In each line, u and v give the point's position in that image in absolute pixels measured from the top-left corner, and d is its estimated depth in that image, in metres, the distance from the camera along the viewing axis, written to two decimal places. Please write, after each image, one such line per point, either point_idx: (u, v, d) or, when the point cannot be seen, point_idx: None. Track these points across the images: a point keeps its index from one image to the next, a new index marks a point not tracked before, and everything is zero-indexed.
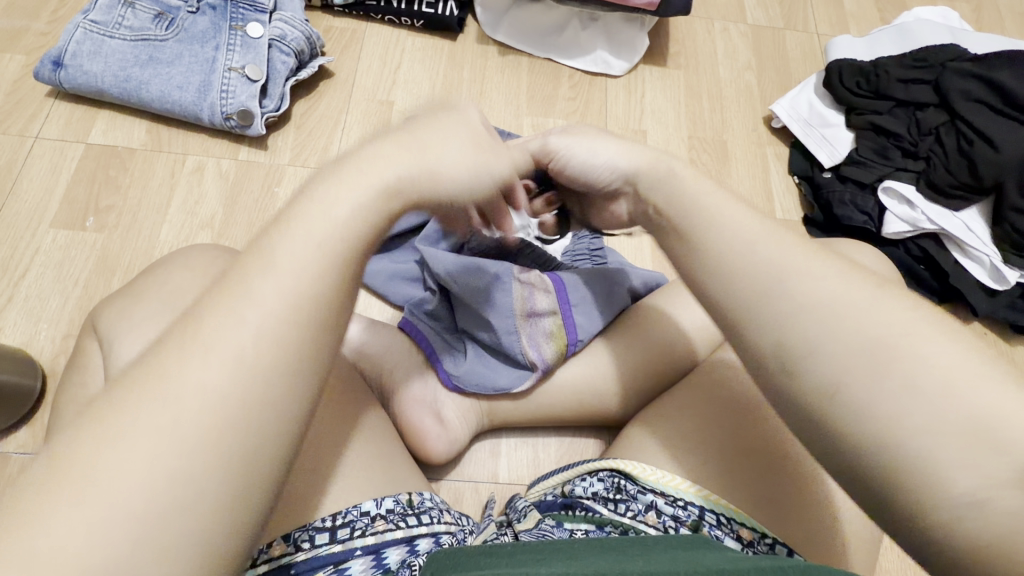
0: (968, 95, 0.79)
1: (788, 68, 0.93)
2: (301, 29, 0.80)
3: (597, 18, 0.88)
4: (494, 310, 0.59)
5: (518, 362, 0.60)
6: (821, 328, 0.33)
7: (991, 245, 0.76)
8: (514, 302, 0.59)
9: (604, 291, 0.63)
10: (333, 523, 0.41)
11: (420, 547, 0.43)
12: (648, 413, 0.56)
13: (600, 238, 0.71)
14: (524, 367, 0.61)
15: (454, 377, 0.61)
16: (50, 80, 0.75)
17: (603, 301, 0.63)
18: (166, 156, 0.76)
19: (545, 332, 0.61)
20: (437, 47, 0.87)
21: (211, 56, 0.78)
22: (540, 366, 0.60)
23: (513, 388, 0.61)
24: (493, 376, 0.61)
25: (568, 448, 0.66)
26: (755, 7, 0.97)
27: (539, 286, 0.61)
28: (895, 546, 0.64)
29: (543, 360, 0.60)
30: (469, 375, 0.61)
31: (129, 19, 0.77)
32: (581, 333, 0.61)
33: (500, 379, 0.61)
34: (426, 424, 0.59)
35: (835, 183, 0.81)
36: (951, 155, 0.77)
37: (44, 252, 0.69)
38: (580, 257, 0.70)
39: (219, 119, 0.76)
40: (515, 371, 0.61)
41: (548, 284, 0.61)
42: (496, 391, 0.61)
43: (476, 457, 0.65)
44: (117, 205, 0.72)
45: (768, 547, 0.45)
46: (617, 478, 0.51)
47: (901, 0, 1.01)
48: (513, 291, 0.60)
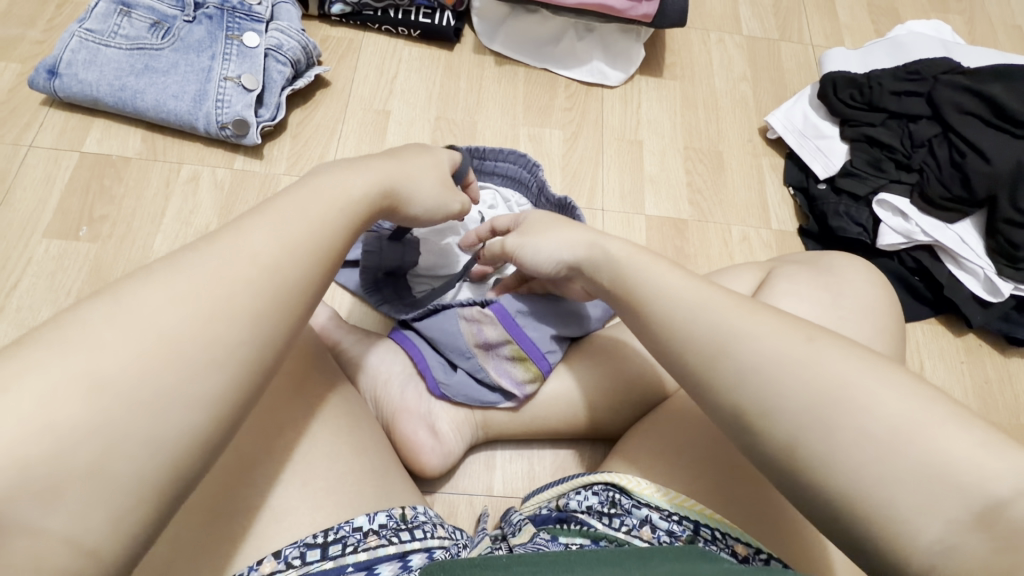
0: (960, 108, 0.79)
1: (783, 79, 0.93)
2: (297, 39, 0.80)
3: (593, 29, 0.88)
4: (451, 347, 0.61)
5: (495, 388, 0.61)
6: (785, 382, 0.36)
7: (984, 257, 0.76)
8: (465, 339, 0.61)
9: (561, 315, 0.63)
10: (324, 539, 0.41)
11: (413, 563, 0.42)
12: (644, 428, 0.56)
13: None
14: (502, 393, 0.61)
15: (442, 386, 0.61)
16: (45, 89, 0.75)
17: (563, 325, 0.63)
18: (162, 165, 0.75)
19: (509, 355, 0.61)
20: (434, 57, 0.87)
21: (207, 65, 0.78)
22: (517, 393, 0.60)
23: (498, 403, 0.61)
24: (479, 390, 0.61)
25: (563, 460, 0.66)
26: (750, 18, 0.98)
27: (484, 318, 0.62)
28: None
29: (517, 385, 0.60)
30: (458, 386, 0.61)
31: (125, 27, 0.77)
32: (544, 349, 0.61)
33: (484, 402, 0.61)
34: (420, 436, 0.59)
35: (830, 195, 0.81)
36: (944, 168, 0.78)
37: (36, 262, 0.68)
38: None
39: (215, 128, 0.76)
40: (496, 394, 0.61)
41: (493, 316, 0.61)
42: (484, 403, 0.61)
43: (470, 470, 0.65)
44: (111, 215, 0.72)
45: (763, 562, 0.44)
46: (612, 491, 0.50)
47: (895, 12, 1.02)
48: (461, 330, 0.61)
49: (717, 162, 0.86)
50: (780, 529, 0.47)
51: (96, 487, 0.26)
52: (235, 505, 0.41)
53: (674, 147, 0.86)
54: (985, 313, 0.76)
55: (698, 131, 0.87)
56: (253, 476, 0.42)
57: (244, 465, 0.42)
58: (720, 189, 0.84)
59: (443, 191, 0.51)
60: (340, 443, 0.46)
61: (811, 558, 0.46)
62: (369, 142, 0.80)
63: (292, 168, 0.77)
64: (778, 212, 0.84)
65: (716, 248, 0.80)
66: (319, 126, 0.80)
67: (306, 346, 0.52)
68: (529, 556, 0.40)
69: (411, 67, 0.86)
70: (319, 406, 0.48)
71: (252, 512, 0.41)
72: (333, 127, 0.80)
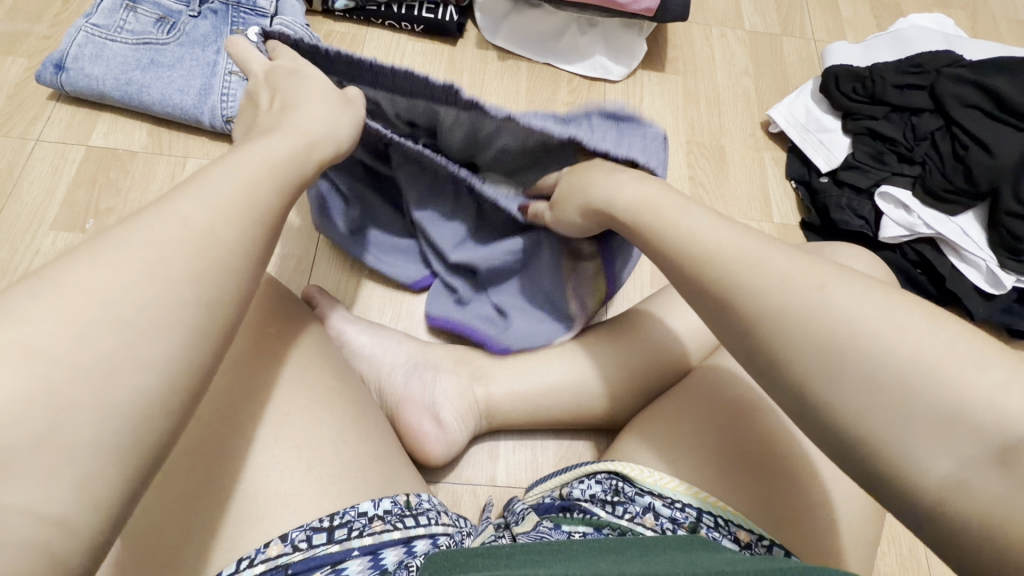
0: (962, 100, 0.80)
1: (785, 73, 0.94)
2: (302, 33, 0.80)
3: (595, 23, 0.88)
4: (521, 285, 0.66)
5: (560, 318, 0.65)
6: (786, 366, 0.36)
7: (986, 249, 0.77)
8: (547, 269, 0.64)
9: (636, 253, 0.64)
10: (330, 523, 0.41)
11: (417, 548, 0.43)
12: (648, 414, 0.57)
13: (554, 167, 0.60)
14: (568, 321, 0.65)
15: (503, 340, 0.65)
16: (52, 84, 0.76)
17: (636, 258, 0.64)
18: (167, 159, 0.76)
19: (589, 281, 0.64)
20: (437, 52, 0.88)
21: (212, 60, 0.78)
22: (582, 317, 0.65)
23: (562, 336, 0.65)
24: (541, 330, 0.65)
25: (566, 450, 0.66)
26: (752, 13, 0.98)
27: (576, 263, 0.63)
28: (891, 551, 0.65)
29: (585, 309, 0.65)
30: (518, 334, 0.65)
31: (130, 23, 0.78)
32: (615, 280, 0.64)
33: (552, 335, 0.65)
34: (424, 425, 0.59)
35: (832, 188, 0.81)
36: (946, 160, 0.78)
37: (44, 254, 0.69)
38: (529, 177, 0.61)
39: (220, 122, 0.76)
40: (559, 324, 0.66)
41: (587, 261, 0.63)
42: (545, 343, 0.65)
43: (474, 460, 0.65)
44: (117, 208, 0.72)
45: (765, 549, 0.45)
46: (615, 480, 0.51)
47: (897, 7, 1.02)
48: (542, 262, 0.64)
49: (720, 156, 0.86)
50: (787, 513, 0.47)
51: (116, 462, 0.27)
52: (243, 490, 0.42)
53: (677, 141, 0.86)
54: (987, 305, 0.76)
55: (699, 125, 0.88)
56: (260, 461, 0.43)
57: (252, 450, 0.43)
58: (723, 182, 0.84)
59: (331, 108, 0.47)
60: (347, 429, 0.47)
61: (812, 544, 0.47)
62: None
63: None
64: (780, 205, 0.84)
65: None
66: None
67: (299, 335, 0.52)
68: (530, 543, 0.41)
69: (415, 62, 0.86)
70: (325, 392, 0.48)
71: (260, 497, 0.42)
72: None
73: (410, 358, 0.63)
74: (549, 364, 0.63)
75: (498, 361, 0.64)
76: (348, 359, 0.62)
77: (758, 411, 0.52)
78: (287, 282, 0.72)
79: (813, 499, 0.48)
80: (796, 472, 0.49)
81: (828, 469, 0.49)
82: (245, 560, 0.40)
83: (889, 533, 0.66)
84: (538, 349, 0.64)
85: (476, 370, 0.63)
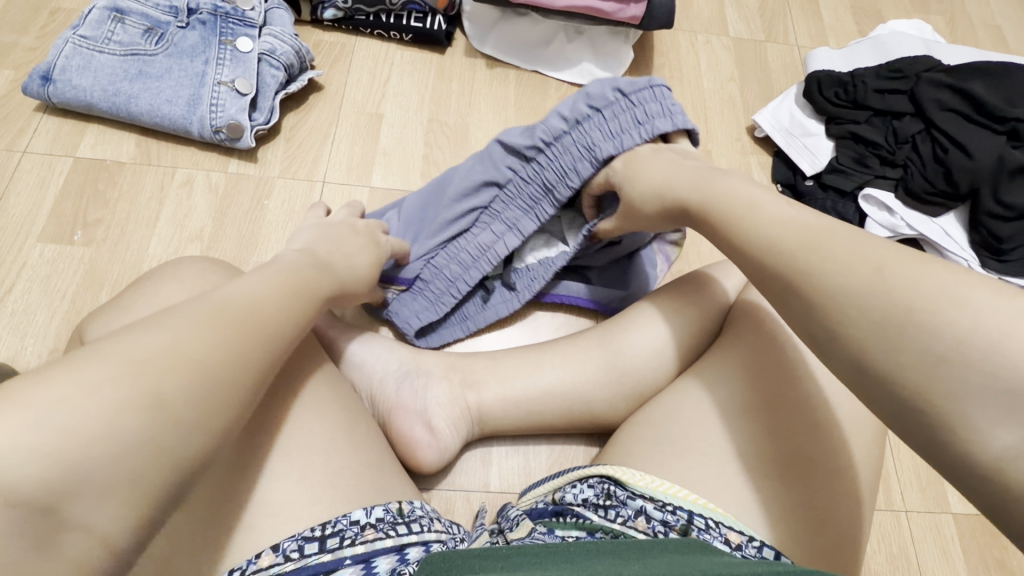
0: (941, 104, 0.82)
1: (770, 79, 0.95)
2: (291, 43, 0.81)
3: (582, 31, 0.89)
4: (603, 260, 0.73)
5: (645, 273, 0.73)
6: None
7: (968, 250, 0.78)
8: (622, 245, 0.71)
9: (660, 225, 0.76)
10: (322, 532, 0.41)
11: (409, 555, 0.43)
12: (640, 418, 0.57)
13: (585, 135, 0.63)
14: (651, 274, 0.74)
15: (605, 303, 0.74)
16: (38, 95, 0.75)
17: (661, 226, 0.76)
18: (156, 169, 0.76)
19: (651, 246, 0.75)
20: (426, 61, 0.88)
21: (201, 70, 0.78)
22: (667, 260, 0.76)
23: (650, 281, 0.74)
24: (631, 284, 0.73)
25: (558, 455, 0.67)
26: (736, 19, 0.99)
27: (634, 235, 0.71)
28: (882, 549, 0.66)
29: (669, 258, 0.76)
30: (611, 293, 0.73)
31: (118, 34, 0.78)
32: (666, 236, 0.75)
33: (647, 273, 0.74)
34: (416, 433, 0.59)
35: (817, 191, 0.83)
36: (928, 163, 0.80)
37: (31, 266, 0.68)
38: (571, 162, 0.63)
39: (209, 132, 0.76)
40: (645, 275, 0.73)
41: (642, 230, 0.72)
42: (637, 292, 0.73)
43: (467, 466, 0.65)
44: (106, 219, 0.72)
45: (757, 550, 0.45)
46: (607, 484, 0.51)
47: (877, 13, 1.04)
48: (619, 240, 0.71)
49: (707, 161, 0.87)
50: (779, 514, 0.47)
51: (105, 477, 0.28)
52: (232, 501, 0.42)
53: None
54: None
55: None
56: (250, 470, 0.43)
57: (242, 459, 0.43)
58: None
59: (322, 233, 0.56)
60: (338, 437, 0.47)
61: (803, 543, 0.47)
62: (362, 145, 0.81)
63: (286, 171, 0.78)
64: None
65: (706, 244, 0.82)
66: (312, 130, 0.81)
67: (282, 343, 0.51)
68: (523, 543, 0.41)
69: (404, 71, 0.87)
70: (316, 401, 0.48)
71: (250, 507, 0.42)
72: (327, 131, 0.81)
73: (404, 363, 0.63)
74: (541, 369, 0.63)
75: (490, 367, 0.64)
76: (342, 369, 0.62)
77: (749, 412, 0.52)
78: None
79: (809, 497, 0.48)
80: (791, 471, 0.49)
81: (821, 469, 0.49)
82: (237, 571, 0.39)
83: (879, 532, 0.67)
84: (530, 354, 0.64)
85: (468, 376, 0.63)
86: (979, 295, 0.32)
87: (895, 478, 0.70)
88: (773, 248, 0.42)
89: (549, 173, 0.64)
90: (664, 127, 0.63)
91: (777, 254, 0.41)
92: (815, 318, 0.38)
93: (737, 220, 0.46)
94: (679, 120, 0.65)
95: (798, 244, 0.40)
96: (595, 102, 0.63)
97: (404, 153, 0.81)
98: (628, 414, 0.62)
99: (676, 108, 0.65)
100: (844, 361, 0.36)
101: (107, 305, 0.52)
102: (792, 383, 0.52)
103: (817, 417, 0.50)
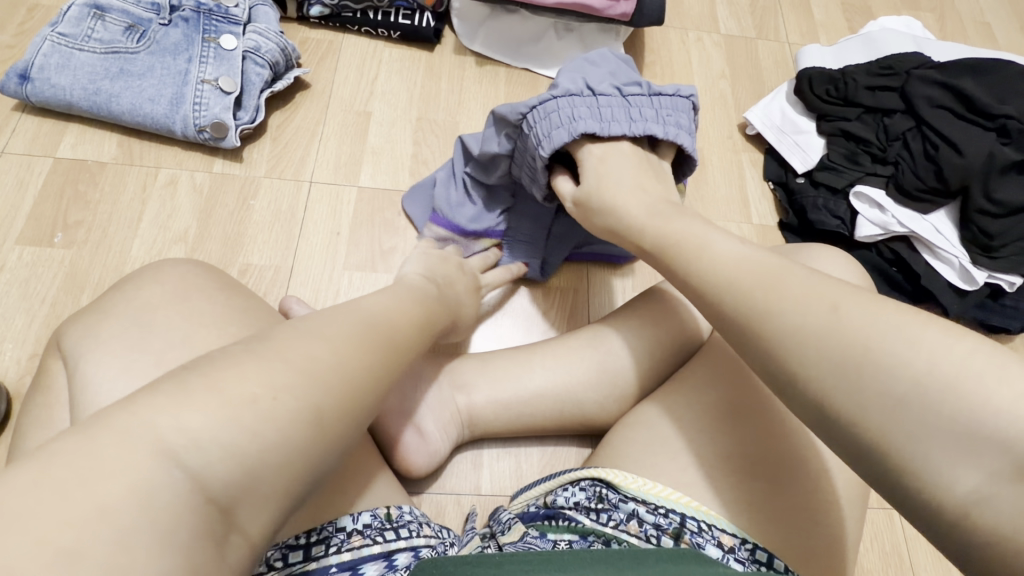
0: (932, 101, 0.82)
1: (760, 76, 0.95)
2: (276, 41, 0.79)
3: (572, 29, 0.88)
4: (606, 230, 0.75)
5: None
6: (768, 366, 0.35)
7: (959, 247, 0.78)
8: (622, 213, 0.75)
9: None
10: (307, 540, 0.40)
11: (398, 562, 0.42)
12: (631, 418, 0.57)
13: (578, 100, 0.58)
14: None
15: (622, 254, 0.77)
16: (16, 94, 0.73)
17: None
18: (139, 170, 0.74)
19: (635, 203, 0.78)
20: (415, 58, 0.87)
21: (183, 68, 0.77)
22: None
23: None
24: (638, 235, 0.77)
25: (550, 457, 0.66)
26: (727, 16, 0.99)
27: None
28: (874, 547, 0.66)
29: None
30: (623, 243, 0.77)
31: (98, 31, 0.76)
32: None
33: None
34: (403, 435, 0.59)
35: (809, 188, 0.82)
36: (918, 159, 0.79)
37: (10, 269, 0.67)
38: (556, 126, 0.57)
39: (193, 131, 0.74)
40: None
41: None
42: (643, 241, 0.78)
43: (458, 469, 0.65)
44: (86, 221, 0.70)
45: (750, 553, 0.45)
46: (599, 486, 0.50)
47: (867, 10, 1.04)
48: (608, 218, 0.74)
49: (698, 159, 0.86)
50: (772, 515, 0.47)
51: (221, 474, 0.28)
52: None
53: None
54: (960, 301, 0.77)
55: None
56: None
57: None
58: (701, 184, 0.84)
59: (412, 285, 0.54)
60: None
61: (800, 546, 0.46)
62: (349, 145, 0.80)
63: (272, 171, 0.77)
64: (758, 206, 0.85)
65: None
66: (299, 129, 0.80)
67: None
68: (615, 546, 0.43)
69: (392, 68, 0.86)
70: None
71: None
72: (313, 130, 0.80)
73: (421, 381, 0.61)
74: (531, 370, 0.62)
75: (480, 369, 0.63)
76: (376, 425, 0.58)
77: (743, 413, 0.51)
78: (264, 292, 0.70)
79: (801, 499, 0.47)
80: (782, 473, 0.48)
81: (812, 471, 0.48)
82: None
83: (872, 530, 0.67)
84: (520, 356, 0.63)
85: (458, 379, 0.62)
86: (930, 336, 0.32)
87: None
88: (719, 288, 0.41)
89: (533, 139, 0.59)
90: (655, 132, 0.58)
91: (732, 291, 0.40)
92: (765, 355, 0.37)
93: (692, 254, 0.45)
94: (674, 122, 0.60)
95: (755, 277, 0.40)
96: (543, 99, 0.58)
97: (393, 152, 0.80)
98: (614, 421, 0.61)
99: (672, 117, 0.60)
100: (800, 402, 0.35)
101: (84, 310, 0.51)
102: None
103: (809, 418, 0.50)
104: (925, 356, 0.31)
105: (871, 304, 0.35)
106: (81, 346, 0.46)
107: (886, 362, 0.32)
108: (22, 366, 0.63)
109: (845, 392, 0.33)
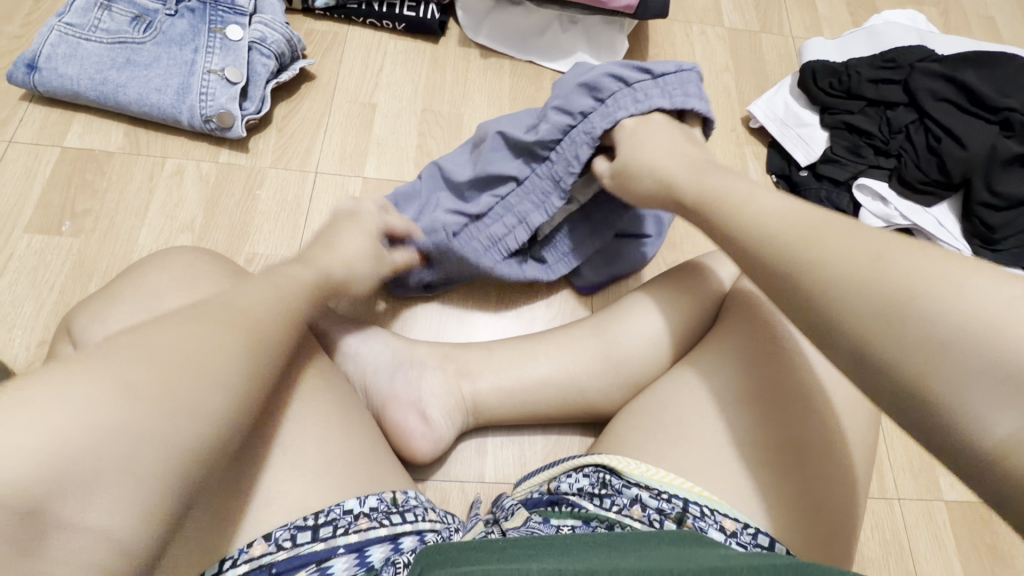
0: (935, 94, 0.82)
1: (764, 69, 0.95)
2: (281, 32, 0.80)
3: (577, 21, 0.88)
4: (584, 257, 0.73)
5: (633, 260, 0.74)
6: None
7: (961, 240, 0.78)
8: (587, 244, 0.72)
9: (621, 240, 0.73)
10: (315, 521, 0.41)
11: (404, 545, 0.42)
12: (634, 405, 0.57)
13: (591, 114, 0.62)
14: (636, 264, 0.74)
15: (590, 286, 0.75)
16: (24, 83, 0.74)
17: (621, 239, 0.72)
18: (145, 160, 0.75)
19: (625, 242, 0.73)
20: (419, 50, 0.87)
21: (190, 58, 0.77)
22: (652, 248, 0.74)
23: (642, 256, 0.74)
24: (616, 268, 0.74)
25: (553, 445, 0.67)
26: (731, 10, 0.99)
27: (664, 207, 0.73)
28: (874, 535, 0.67)
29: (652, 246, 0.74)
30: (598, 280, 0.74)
31: (105, 21, 0.77)
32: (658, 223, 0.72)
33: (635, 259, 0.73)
34: (410, 422, 0.59)
35: (812, 181, 0.83)
36: (921, 152, 0.80)
37: (18, 257, 0.67)
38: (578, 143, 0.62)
39: (199, 122, 0.75)
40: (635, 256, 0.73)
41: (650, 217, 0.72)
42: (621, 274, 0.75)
43: (462, 457, 0.65)
44: (94, 210, 0.71)
45: (752, 536, 0.45)
46: (603, 473, 0.51)
47: (871, 3, 1.04)
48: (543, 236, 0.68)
49: None
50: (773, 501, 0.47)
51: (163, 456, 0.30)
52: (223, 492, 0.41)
53: None
54: None
55: None
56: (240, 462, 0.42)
57: None
58: None
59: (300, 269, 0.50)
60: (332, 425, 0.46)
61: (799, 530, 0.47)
62: (354, 136, 0.80)
63: (278, 161, 0.77)
64: None
65: (700, 234, 0.81)
66: (304, 120, 0.80)
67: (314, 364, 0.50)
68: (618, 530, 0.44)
69: (397, 60, 0.86)
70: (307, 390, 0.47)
71: (240, 498, 0.41)
72: (319, 121, 0.80)
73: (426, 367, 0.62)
74: (535, 359, 0.63)
75: (485, 357, 0.64)
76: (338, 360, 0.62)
77: (746, 400, 0.52)
78: None
79: (802, 485, 0.48)
80: (784, 460, 0.49)
81: (816, 457, 0.49)
82: (230, 560, 0.39)
83: (872, 519, 0.67)
84: (524, 345, 0.64)
85: (462, 366, 0.63)
86: (979, 282, 0.32)
87: (888, 466, 0.71)
88: (766, 237, 0.43)
89: (558, 162, 0.63)
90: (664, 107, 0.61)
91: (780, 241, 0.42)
92: (810, 304, 0.38)
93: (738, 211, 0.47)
94: (681, 94, 0.62)
95: (802, 231, 0.41)
96: (555, 124, 0.62)
97: (397, 143, 0.80)
98: (618, 410, 0.62)
99: (677, 90, 0.62)
100: (837, 342, 0.36)
101: (94, 295, 0.52)
102: (791, 372, 0.52)
103: (814, 405, 0.50)
104: (970, 300, 0.31)
105: (923, 255, 0.35)
106: (89, 329, 0.47)
107: (927, 305, 0.32)
108: (31, 352, 0.64)
109: (885, 336, 0.33)
